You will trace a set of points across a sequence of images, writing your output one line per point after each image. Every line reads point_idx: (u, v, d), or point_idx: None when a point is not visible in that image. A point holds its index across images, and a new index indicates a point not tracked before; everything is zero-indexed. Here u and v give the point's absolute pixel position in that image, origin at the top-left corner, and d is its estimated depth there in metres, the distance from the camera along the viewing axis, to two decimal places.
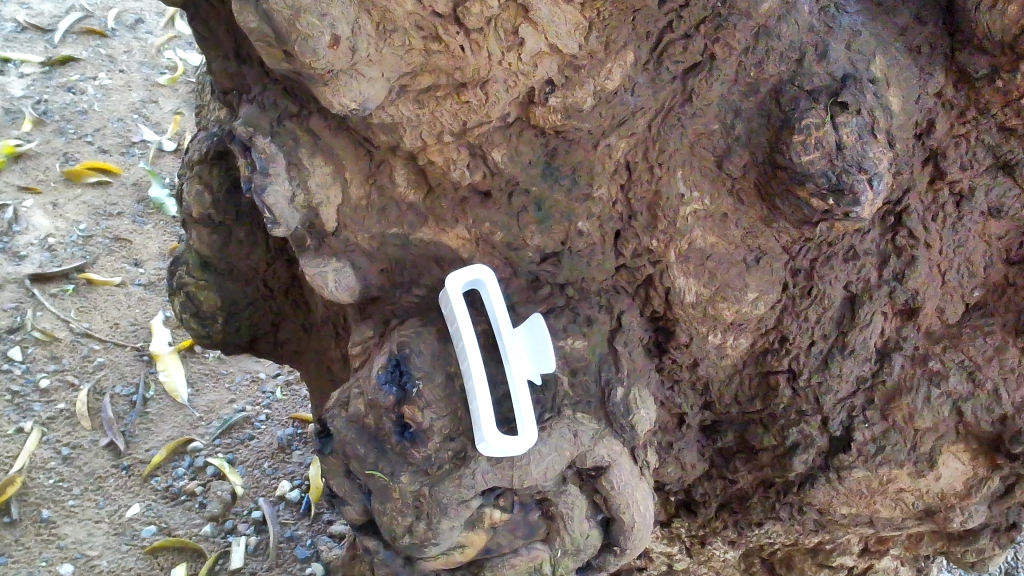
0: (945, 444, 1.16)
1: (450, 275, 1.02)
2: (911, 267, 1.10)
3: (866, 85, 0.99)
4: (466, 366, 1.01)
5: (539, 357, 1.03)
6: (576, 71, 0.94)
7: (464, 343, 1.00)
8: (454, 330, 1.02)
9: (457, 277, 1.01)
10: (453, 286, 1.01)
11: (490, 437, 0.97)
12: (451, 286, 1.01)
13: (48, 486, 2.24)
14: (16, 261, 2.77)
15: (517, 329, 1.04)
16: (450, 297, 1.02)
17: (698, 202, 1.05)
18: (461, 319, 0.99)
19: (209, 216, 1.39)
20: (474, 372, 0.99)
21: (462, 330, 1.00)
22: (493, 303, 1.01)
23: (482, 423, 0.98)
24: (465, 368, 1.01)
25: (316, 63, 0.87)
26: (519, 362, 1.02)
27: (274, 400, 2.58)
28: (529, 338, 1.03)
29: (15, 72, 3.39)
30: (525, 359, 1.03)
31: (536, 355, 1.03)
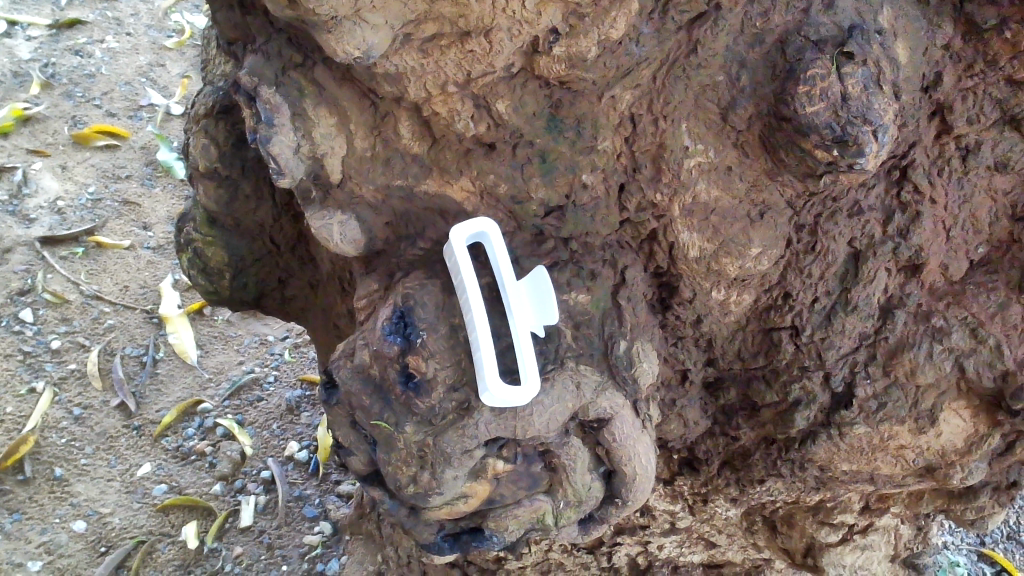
0: (946, 402, 1.17)
1: (455, 227, 1.03)
2: (916, 224, 1.10)
3: (874, 36, 0.98)
4: (469, 318, 1.01)
5: (543, 310, 1.03)
6: (580, 20, 0.93)
7: (467, 294, 1.00)
8: (458, 283, 1.03)
9: (462, 229, 1.01)
10: (457, 237, 1.01)
11: (496, 390, 0.99)
12: (455, 239, 1.01)
13: (60, 445, 2.28)
14: (27, 223, 2.78)
15: (520, 281, 1.04)
16: (453, 249, 1.02)
17: (703, 154, 1.05)
18: (466, 272, 1.00)
19: (216, 170, 1.39)
20: (479, 324, 0.99)
21: (467, 282, 1.00)
22: (497, 256, 1.01)
23: (486, 375, 0.99)
24: (469, 320, 1.02)
25: (318, 9, 0.89)
26: (523, 315, 1.02)
27: (283, 361, 2.59)
28: (533, 292, 1.03)
29: (23, 34, 3.38)
30: (529, 312, 1.03)
31: (540, 309, 1.03)
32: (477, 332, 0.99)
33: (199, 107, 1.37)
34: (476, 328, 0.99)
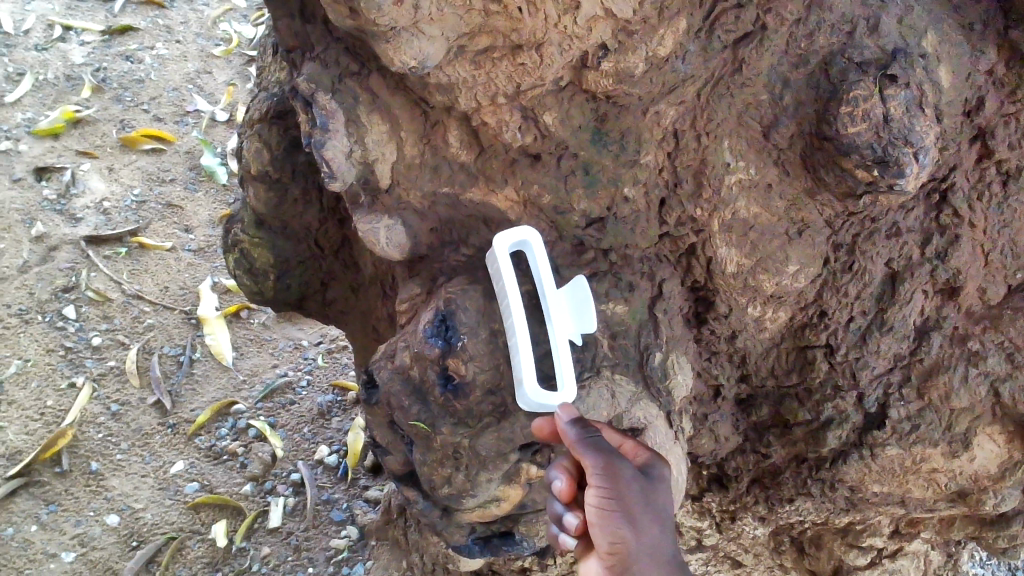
0: (981, 425, 1.18)
1: (497, 235, 1.05)
2: (955, 246, 1.11)
3: (917, 59, 0.99)
4: (510, 323, 1.04)
5: (581, 320, 1.04)
6: (629, 37, 0.96)
7: (508, 299, 1.03)
8: (500, 288, 1.05)
9: (505, 237, 1.04)
10: (499, 243, 1.04)
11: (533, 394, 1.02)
12: (497, 246, 1.04)
13: (97, 440, 2.31)
14: (73, 222, 2.85)
15: (560, 289, 1.06)
16: (496, 255, 1.05)
17: (744, 171, 1.07)
18: (507, 278, 1.03)
19: (267, 173, 1.44)
20: (519, 329, 1.02)
21: (508, 289, 1.03)
22: (539, 264, 1.04)
23: (523, 380, 1.02)
24: (509, 325, 1.04)
25: (380, 19, 0.91)
26: (562, 323, 1.05)
27: (316, 366, 2.58)
28: (572, 301, 1.04)
29: (77, 39, 3.49)
30: (568, 320, 1.05)
31: (579, 318, 1.05)
32: (516, 337, 1.02)
33: (253, 112, 1.42)
34: (515, 333, 1.02)
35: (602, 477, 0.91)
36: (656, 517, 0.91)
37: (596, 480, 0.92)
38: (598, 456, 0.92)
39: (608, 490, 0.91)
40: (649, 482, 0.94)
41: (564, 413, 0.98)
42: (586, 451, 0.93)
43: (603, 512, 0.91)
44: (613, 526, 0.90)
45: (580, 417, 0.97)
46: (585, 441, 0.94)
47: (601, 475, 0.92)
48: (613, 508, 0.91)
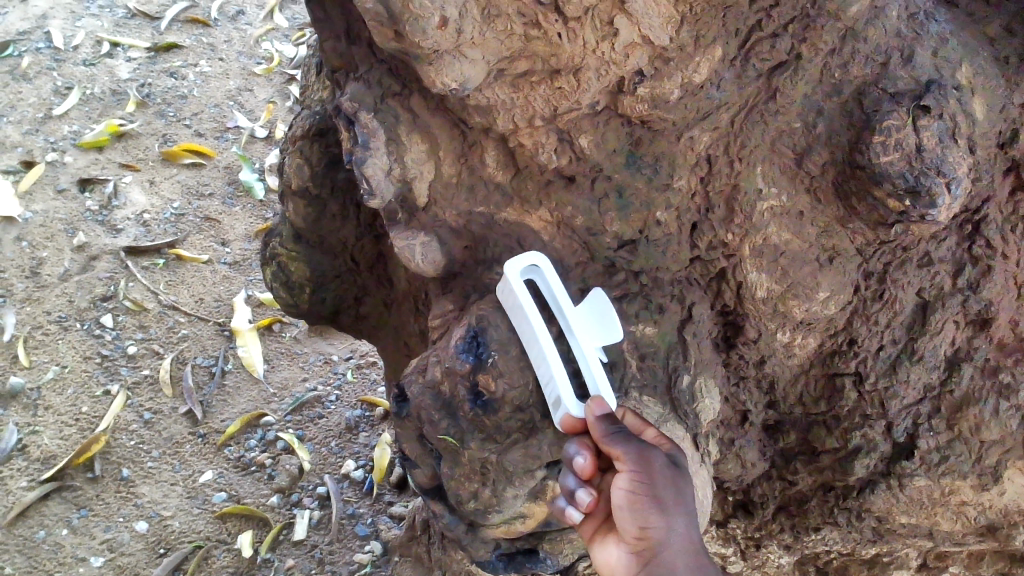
0: (1011, 459, 1.18)
1: (507, 264, 1.10)
2: (987, 277, 1.11)
3: (951, 91, 1.00)
4: (537, 345, 1.07)
5: (604, 326, 1.09)
6: (665, 63, 0.98)
7: (531, 320, 1.07)
8: (520, 313, 1.09)
9: (514, 263, 1.09)
10: (510, 270, 1.09)
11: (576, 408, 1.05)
12: (510, 272, 1.08)
13: (129, 447, 2.35)
14: (114, 233, 2.92)
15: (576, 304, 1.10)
16: (512, 282, 1.09)
17: (776, 198, 1.08)
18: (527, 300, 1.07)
19: (306, 189, 1.48)
20: (547, 346, 1.06)
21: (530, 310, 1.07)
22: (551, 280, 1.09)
23: (563, 396, 1.05)
24: (536, 348, 1.08)
25: (423, 42, 0.94)
26: (587, 334, 1.08)
27: (345, 381, 2.60)
28: (591, 311, 1.09)
29: (123, 55, 3.60)
30: (592, 331, 1.09)
31: (602, 328, 1.09)
32: (546, 356, 1.05)
33: (295, 129, 1.46)
34: (545, 351, 1.06)
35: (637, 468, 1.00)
36: (682, 501, 1.02)
37: (633, 470, 1.00)
38: (635, 449, 1.00)
39: (643, 480, 1.00)
40: (676, 470, 1.03)
41: (597, 408, 1.03)
42: (624, 444, 1.00)
43: (636, 499, 1.00)
44: (647, 513, 1.00)
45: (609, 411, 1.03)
46: (620, 434, 1.01)
47: (637, 466, 1.00)
48: (648, 497, 1.00)
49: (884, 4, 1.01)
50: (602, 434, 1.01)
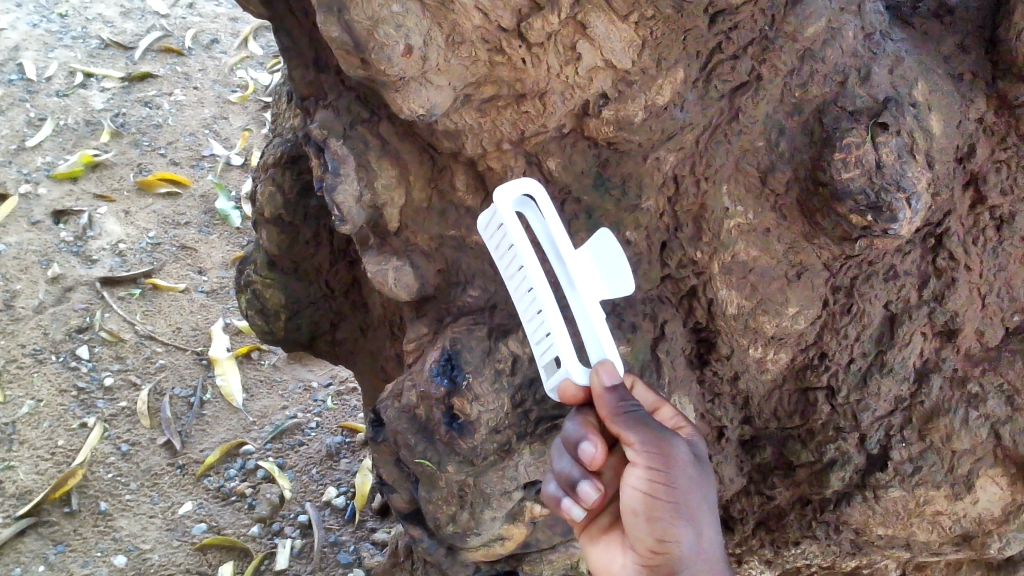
0: (983, 468, 1.19)
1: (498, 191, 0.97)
2: (951, 289, 1.13)
3: (907, 108, 1.03)
4: (532, 292, 0.96)
5: (613, 278, 0.95)
6: (628, 86, 1.00)
7: (524, 262, 0.94)
8: (513, 254, 0.97)
9: (506, 191, 0.97)
10: (502, 200, 0.96)
11: (577, 368, 0.94)
12: (500, 202, 0.96)
13: (107, 480, 2.32)
14: (89, 264, 2.90)
15: (582, 246, 0.97)
16: (503, 218, 0.96)
17: (742, 216, 1.10)
18: (521, 239, 0.94)
19: (280, 217, 1.48)
20: (543, 293, 0.94)
21: (523, 250, 0.94)
22: (551, 217, 0.96)
23: (561, 356, 0.94)
24: (531, 296, 0.97)
25: (389, 70, 0.96)
26: (589, 285, 0.96)
27: (326, 408, 2.59)
28: (598, 257, 0.96)
29: (97, 86, 3.59)
30: (596, 281, 0.96)
31: (608, 276, 0.95)
32: (542, 304, 0.94)
33: (268, 157, 1.46)
34: (540, 300, 0.94)
35: (655, 460, 0.91)
36: (704, 501, 0.93)
37: (649, 464, 0.91)
38: (651, 438, 0.91)
39: (662, 477, 0.91)
40: (693, 463, 0.94)
41: (603, 375, 0.93)
42: (638, 432, 0.91)
43: (653, 499, 0.91)
44: (664, 518, 0.91)
45: (617, 376, 0.93)
46: (633, 417, 0.92)
47: (654, 460, 0.91)
48: (665, 499, 0.91)
49: (841, 24, 1.03)
50: (612, 414, 0.92)
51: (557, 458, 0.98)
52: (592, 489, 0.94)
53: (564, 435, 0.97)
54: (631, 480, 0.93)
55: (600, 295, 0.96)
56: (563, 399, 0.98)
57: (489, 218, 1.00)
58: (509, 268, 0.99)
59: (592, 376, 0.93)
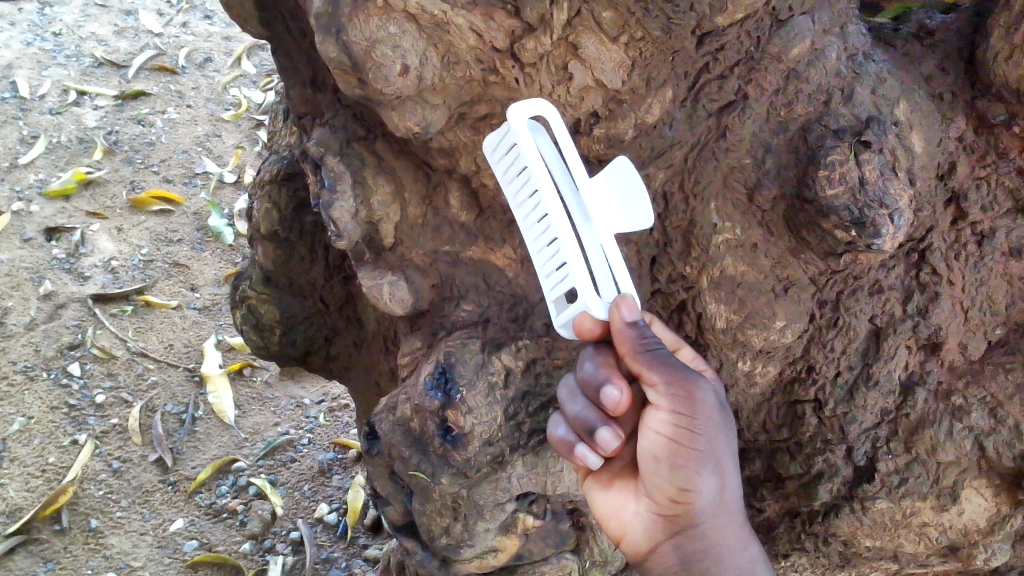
0: (967, 479, 1.21)
1: (512, 109, 0.93)
2: (934, 304, 1.15)
3: (889, 127, 1.06)
4: (546, 221, 0.93)
5: (630, 209, 0.93)
6: (618, 105, 1.04)
7: (540, 188, 0.91)
8: (527, 179, 0.94)
9: (520, 109, 0.92)
10: (517, 120, 0.92)
11: (595, 301, 0.91)
12: (513, 121, 0.92)
13: (97, 497, 2.31)
14: (81, 281, 2.91)
15: (598, 175, 0.95)
16: (518, 139, 0.93)
17: (730, 231, 1.12)
18: (537, 164, 0.91)
19: (275, 233, 1.50)
20: (558, 221, 0.91)
21: (539, 174, 0.91)
22: (565, 143, 0.91)
23: (578, 288, 0.91)
24: (544, 224, 0.94)
25: (386, 89, 0.99)
26: (606, 217, 0.94)
27: (317, 425, 2.59)
28: (615, 187, 0.94)
29: (90, 103, 3.61)
30: (614, 214, 0.94)
31: (626, 208, 0.93)
32: (557, 233, 0.91)
33: (264, 174, 1.48)
34: (555, 228, 0.91)
35: (682, 406, 0.91)
36: (726, 446, 0.94)
37: (674, 408, 0.91)
38: (677, 382, 0.91)
39: (686, 424, 0.91)
40: (716, 407, 0.95)
41: (624, 310, 0.91)
42: (663, 374, 0.91)
43: (676, 446, 0.92)
44: (687, 466, 0.92)
45: (635, 313, 0.92)
46: (656, 355, 0.91)
47: (679, 404, 0.91)
48: (689, 445, 0.91)
49: (824, 46, 1.06)
50: (634, 350, 0.91)
51: (571, 402, 0.97)
52: (611, 434, 0.94)
53: (582, 377, 0.96)
54: (655, 425, 0.93)
55: (616, 227, 0.94)
56: (579, 336, 0.96)
57: (504, 140, 0.96)
58: (521, 195, 0.96)
59: (611, 310, 0.92)
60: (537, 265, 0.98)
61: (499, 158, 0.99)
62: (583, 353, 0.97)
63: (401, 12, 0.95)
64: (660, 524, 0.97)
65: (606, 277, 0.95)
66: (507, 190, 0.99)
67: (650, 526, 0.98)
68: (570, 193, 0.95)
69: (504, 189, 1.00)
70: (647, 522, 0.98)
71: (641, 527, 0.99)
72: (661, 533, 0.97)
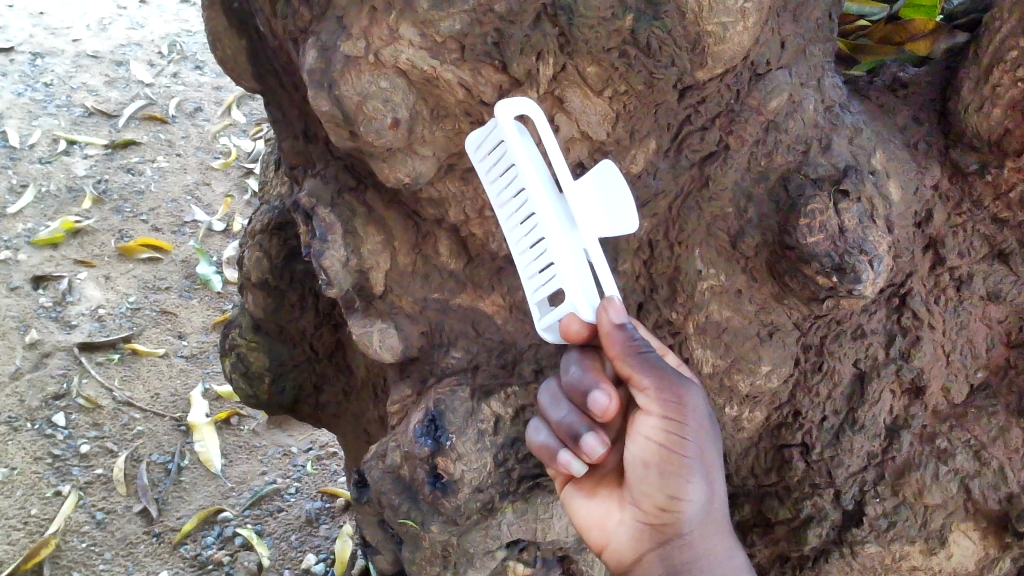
0: (955, 522, 1.22)
1: (499, 109, 0.92)
2: (917, 347, 1.17)
3: (866, 175, 1.08)
4: (534, 222, 0.94)
5: (616, 212, 0.90)
6: (603, 155, 1.08)
7: (528, 188, 0.92)
8: (514, 179, 0.94)
9: (507, 109, 0.91)
10: (504, 118, 0.92)
11: (583, 303, 0.93)
12: (501, 118, 0.91)
13: (80, 550, 2.28)
14: (68, 329, 2.90)
15: (585, 177, 0.92)
16: (505, 137, 0.93)
17: (715, 278, 1.15)
18: (525, 164, 0.91)
19: (266, 281, 1.51)
20: (547, 221, 0.92)
21: (527, 173, 0.92)
22: (549, 143, 0.89)
23: (566, 288, 0.93)
24: (531, 225, 0.95)
25: (377, 141, 1.02)
26: (591, 220, 0.91)
27: (305, 473, 2.55)
28: (602, 190, 0.91)
29: (80, 153, 3.64)
30: (600, 217, 0.91)
31: (612, 211, 0.90)
32: (545, 233, 0.92)
33: (255, 223, 1.50)
34: (544, 229, 0.92)
35: (672, 411, 0.91)
36: (715, 453, 0.94)
37: (664, 414, 0.91)
38: (667, 387, 0.91)
39: (676, 429, 0.91)
40: (705, 412, 0.95)
41: (611, 312, 0.91)
42: (654, 377, 0.91)
43: (665, 453, 0.92)
44: (676, 473, 0.92)
45: (620, 316, 0.91)
46: (647, 357, 0.91)
47: (670, 409, 0.91)
48: (678, 453, 0.92)
49: (802, 99, 1.09)
50: (624, 353, 0.91)
51: (555, 407, 0.97)
52: (597, 441, 0.93)
53: (569, 382, 0.95)
54: (644, 430, 0.93)
55: (602, 231, 0.92)
56: (564, 338, 0.96)
57: (489, 138, 0.96)
58: (507, 198, 0.97)
59: (599, 313, 0.92)
60: (519, 264, 0.98)
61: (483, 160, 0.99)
62: (568, 357, 0.97)
63: (392, 67, 0.98)
64: (647, 533, 0.97)
65: (593, 280, 0.94)
66: (489, 189, 0.99)
67: (635, 534, 0.98)
68: (556, 196, 0.94)
69: (486, 187, 1.00)
70: (632, 531, 0.98)
71: (624, 536, 0.99)
72: (647, 542, 0.97)
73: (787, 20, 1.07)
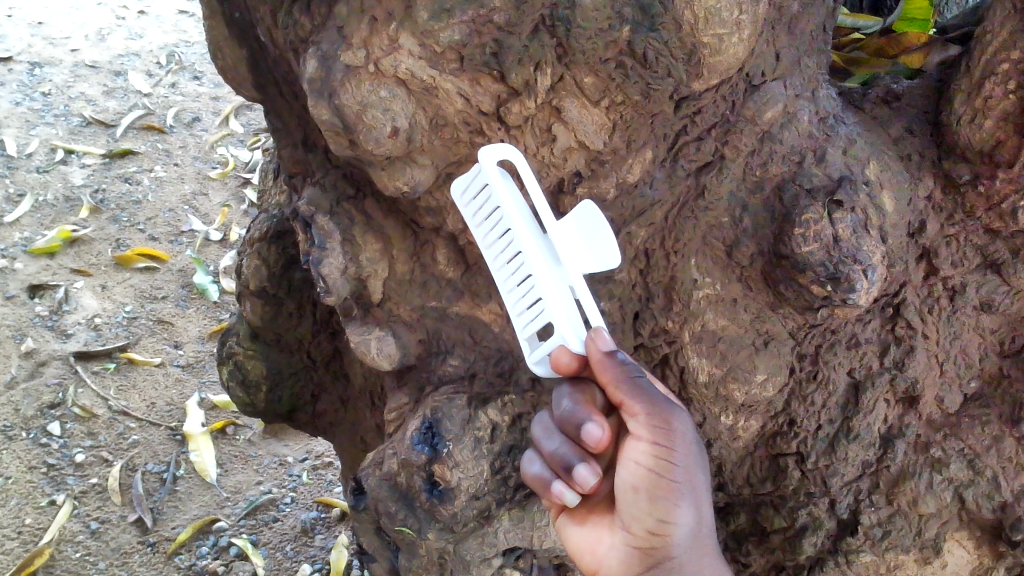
0: (949, 531, 1.22)
1: (484, 155, 0.95)
2: (910, 356, 1.18)
3: (861, 186, 1.10)
4: (521, 262, 0.94)
5: (598, 249, 0.89)
6: (601, 165, 1.08)
7: (513, 227, 0.94)
8: (499, 220, 0.96)
9: (490, 154, 0.95)
10: (487, 162, 0.95)
11: (571, 334, 0.92)
12: (485, 163, 0.95)
13: (74, 559, 2.27)
14: (63, 337, 2.90)
15: (568, 217, 0.92)
16: (490, 182, 0.95)
17: (710, 287, 1.15)
18: (510, 204, 0.93)
19: (264, 289, 1.52)
20: (532, 258, 0.93)
21: (511, 213, 0.93)
22: (529, 183, 0.90)
23: (554, 321, 0.92)
24: (518, 265, 0.95)
25: (376, 150, 1.03)
26: (576, 257, 0.91)
27: (300, 483, 2.55)
28: (582, 227, 0.90)
29: (78, 162, 3.65)
30: (582, 253, 0.91)
31: (593, 249, 0.90)
32: (532, 271, 0.93)
33: (254, 231, 1.50)
34: (530, 265, 0.93)
35: (661, 437, 0.91)
36: (702, 477, 0.95)
37: (654, 440, 0.91)
38: (658, 413, 0.91)
39: (665, 456, 0.91)
40: (694, 437, 0.95)
41: (600, 342, 0.91)
42: (644, 404, 0.91)
43: (655, 479, 0.92)
44: (666, 499, 0.92)
45: (609, 349, 0.92)
46: (638, 385, 0.91)
47: (659, 436, 0.91)
48: (667, 478, 0.92)
49: (796, 110, 1.11)
50: (616, 381, 0.91)
51: (546, 438, 0.97)
52: (587, 470, 0.94)
53: (560, 414, 0.96)
54: (634, 457, 0.93)
55: (587, 268, 0.91)
56: (555, 372, 0.97)
57: (475, 183, 0.99)
58: (494, 241, 0.98)
59: (587, 344, 0.92)
60: (508, 303, 0.98)
61: (470, 206, 1.01)
62: (559, 390, 0.98)
63: (392, 77, 1.00)
64: (636, 557, 0.98)
65: (581, 314, 0.94)
66: (477, 233, 1.01)
67: (626, 559, 0.99)
68: (541, 235, 0.95)
69: (474, 231, 1.01)
70: (622, 555, 0.99)
71: (615, 560, 1.00)
72: (637, 567, 0.98)
73: (782, 32, 1.08)
